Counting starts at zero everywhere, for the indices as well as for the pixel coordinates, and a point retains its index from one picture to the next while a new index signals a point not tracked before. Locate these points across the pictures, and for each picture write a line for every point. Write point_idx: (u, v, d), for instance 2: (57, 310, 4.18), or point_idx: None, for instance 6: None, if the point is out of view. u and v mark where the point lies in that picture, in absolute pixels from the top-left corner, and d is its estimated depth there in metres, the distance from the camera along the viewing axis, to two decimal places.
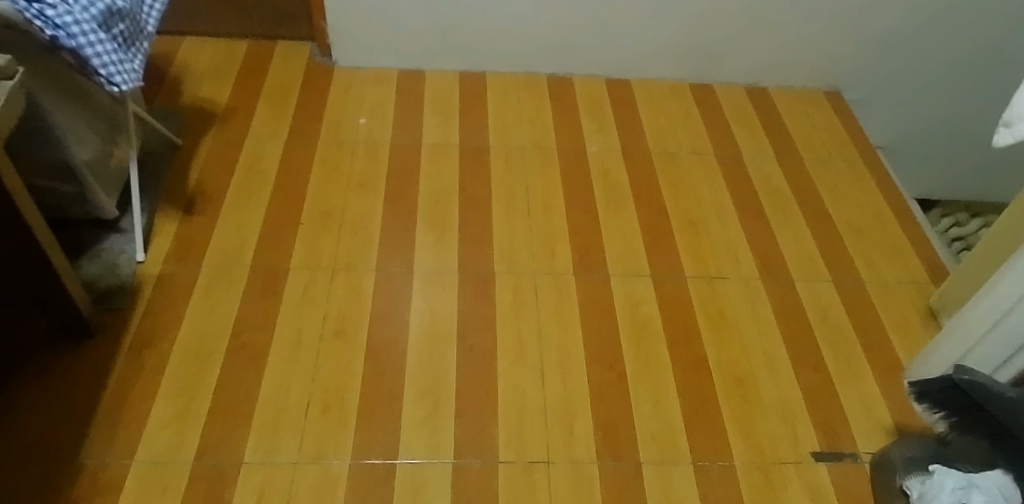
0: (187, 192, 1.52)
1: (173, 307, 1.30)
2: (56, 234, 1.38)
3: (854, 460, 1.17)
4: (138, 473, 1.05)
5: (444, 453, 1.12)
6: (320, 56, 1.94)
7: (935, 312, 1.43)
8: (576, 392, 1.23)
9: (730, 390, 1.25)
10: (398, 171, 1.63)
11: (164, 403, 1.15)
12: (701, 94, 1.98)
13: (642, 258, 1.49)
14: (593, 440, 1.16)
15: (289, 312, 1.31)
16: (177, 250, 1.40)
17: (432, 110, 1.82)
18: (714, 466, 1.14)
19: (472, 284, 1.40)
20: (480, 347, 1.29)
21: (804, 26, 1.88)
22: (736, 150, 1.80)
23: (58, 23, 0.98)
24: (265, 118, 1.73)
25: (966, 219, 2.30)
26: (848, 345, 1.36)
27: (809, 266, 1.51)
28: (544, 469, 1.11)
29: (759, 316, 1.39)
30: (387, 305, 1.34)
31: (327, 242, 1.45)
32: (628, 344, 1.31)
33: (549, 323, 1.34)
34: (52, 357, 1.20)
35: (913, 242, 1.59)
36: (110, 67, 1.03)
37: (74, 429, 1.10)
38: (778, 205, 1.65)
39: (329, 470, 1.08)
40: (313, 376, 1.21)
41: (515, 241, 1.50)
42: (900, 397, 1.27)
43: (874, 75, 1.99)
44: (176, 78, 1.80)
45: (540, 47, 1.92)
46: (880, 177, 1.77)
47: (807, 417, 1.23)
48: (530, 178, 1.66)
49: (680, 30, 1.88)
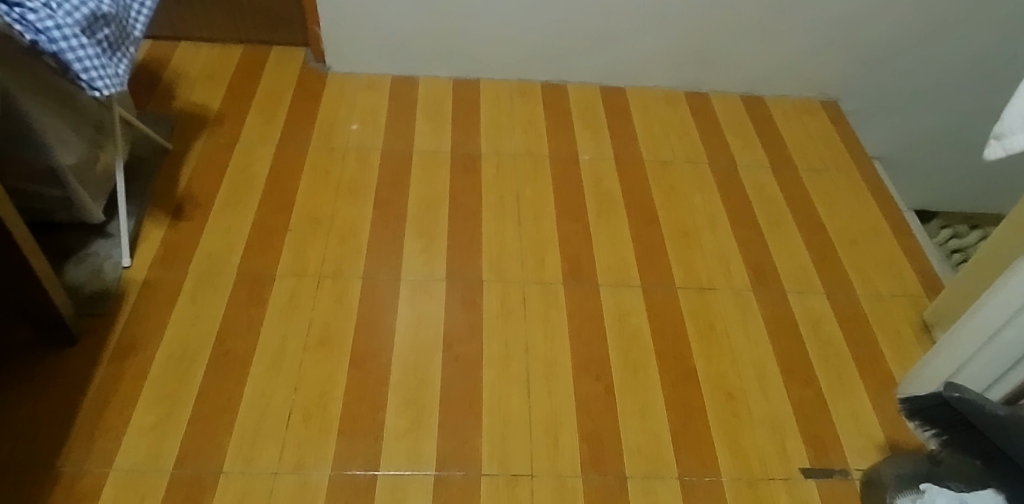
0: (176, 196, 1.52)
1: (157, 312, 1.29)
2: (42, 239, 1.37)
3: (843, 477, 1.15)
4: (115, 482, 1.04)
5: (426, 465, 1.10)
6: (315, 61, 1.94)
7: (929, 326, 1.41)
8: (562, 403, 1.21)
9: (719, 404, 1.23)
10: (389, 178, 1.63)
11: (144, 410, 1.14)
12: (697, 102, 1.96)
13: (633, 267, 1.47)
14: (578, 452, 1.14)
15: (273, 319, 1.30)
16: (163, 255, 1.39)
17: (425, 117, 1.81)
18: (701, 481, 1.12)
19: (459, 293, 1.38)
20: (465, 356, 1.27)
21: (801, 35, 1.86)
22: (731, 159, 1.79)
23: (38, 27, 0.97)
24: (256, 123, 1.73)
25: (965, 231, 2.27)
26: (840, 358, 1.34)
27: (801, 277, 1.49)
28: (528, 482, 1.09)
29: (749, 328, 1.37)
30: (373, 313, 1.33)
31: (315, 248, 1.44)
32: (616, 355, 1.30)
33: (537, 333, 1.32)
34: (33, 362, 1.19)
35: (908, 254, 1.57)
36: (92, 72, 1.01)
37: (53, 437, 1.09)
38: (772, 216, 1.64)
39: (309, 481, 1.07)
40: (296, 384, 1.20)
41: (505, 249, 1.49)
42: (892, 412, 1.25)
43: (873, 83, 1.97)
44: (169, 83, 1.80)
45: (535, 54, 1.91)
46: (875, 187, 1.75)
47: (797, 432, 1.20)
48: (521, 185, 1.65)
49: (675, 38, 1.87)
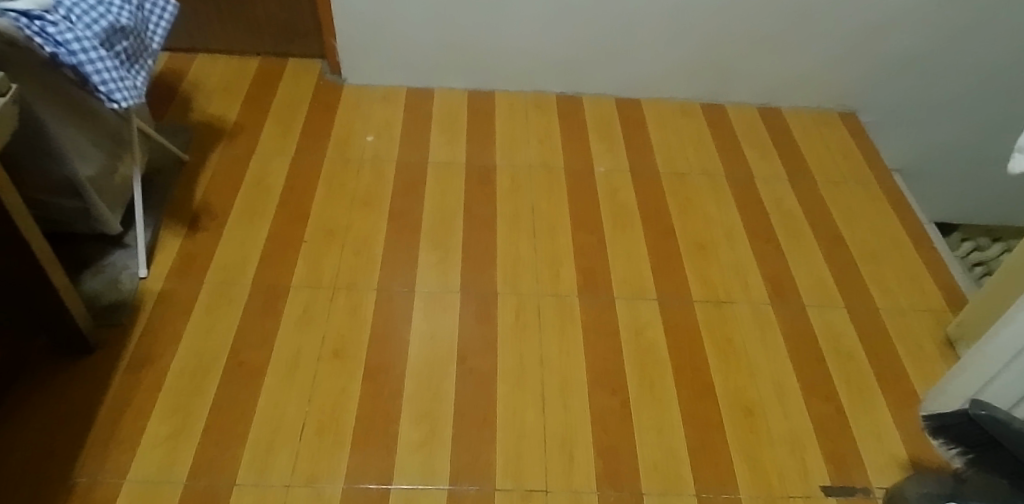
0: (193, 208, 1.53)
1: (173, 324, 1.29)
2: (60, 249, 1.39)
3: (866, 495, 1.12)
4: (128, 493, 1.04)
5: (440, 479, 1.09)
6: (330, 74, 1.95)
7: (953, 342, 1.38)
8: (577, 417, 1.19)
9: (737, 419, 1.21)
10: (404, 188, 1.63)
11: (159, 421, 1.14)
12: (712, 114, 1.95)
13: (648, 281, 1.46)
14: (594, 467, 1.12)
15: (289, 331, 1.30)
16: (179, 266, 1.40)
17: (440, 129, 1.82)
18: (718, 498, 1.10)
19: (474, 305, 1.38)
20: (479, 370, 1.26)
21: (819, 46, 1.84)
22: (747, 171, 1.77)
23: (58, 40, 0.97)
24: (272, 135, 1.75)
25: (988, 243, 2.25)
26: (861, 373, 1.31)
27: (821, 291, 1.47)
28: (542, 498, 1.08)
29: (768, 342, 1.35)
30: (387, 324, 1.33)
31: (330, 259, 1.44)
32: (632, 370, 1.28)
33: (552, 347, 1.31)
34: (49, 373, 1.19)
35: (930, 267, 1.55)
36: (110, 84, 1.01)
37: (68, 449, 1.09)
38: (790, 229, 1.62)
39: (322, 494, 1.06)
40: (310, 397, 1.19)
41: (520, 262, 1.48)
42: (914, 428, 1.23)
43: (893, 93, 1.94)
44: (186, 95, 1.82)
45: (550, 67, 1.91)
46: (895, 199, 1.73)
47: (817, 448, 1.18)
48: (537, 197, 1.64)
49: (692, 49, 1.86)
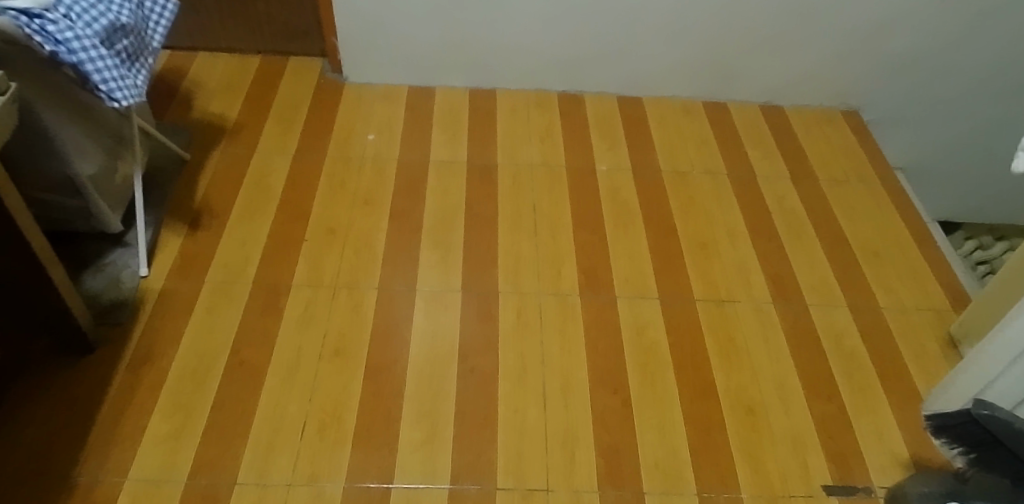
0: (194, 206, 1.53)
1: (174, 323, 1.29)
2: (61, 248, 1.39)
3: (868, 495, 1.12)
4: (129, 492, 1.04)
5: (441, 478, 1.09)
6: (331, 72, 1.95)
7: (956, 341, 1.37)
8: (578, 416, 1.19)
9: (739, 418, 1.21)
10: (406, 187, 1.63)
11: (160, 420, 1.14)
12: (714, 112, 1.95)
13: (650, 280, 1.45)
14: (595, 466, 1.12)
15: (290, 330, 1.30)
16: (180, 265, 1.40)
17: (442, 127, 1.82)
18: (720, 497, 1.10)
19: (476, 304, 1.38)
20: (480, 369, 1.26)
21: (821, 44, 1.84)
22: (749, 170, 1.77)
23: (58, 38, 0.97)
24: (273, 133, 1.74)
25: (991, 242, 2.25)
26: (863, 373, 1.31)
27: (823, 290, 1.47)
28: (543, 497, 1.08)
29: (769, 342, 1.35)
30: (388, 323, 1.33)
31: (331, 258, 1.44)
32: (634, 369, 1.28)
33: (554, 346, 1.31)
34: (50, 372, 1.19)
35: (932, 266, 1.54)
36: (110, 82, 1.01)
37: (69, 448, 1.09)
38: (792, 228, 1.61)
39: (323, 493, 1.06)
40: (311, 395, 1.19)
41: (521, 261, 1.47)
42: (917, 428, 1.22)
43: (896, 92, 1.93)
44: (187, 94, 1.82)
45: (551, 65, 1.91)
46: (898, 197, 1.73)
47: (819, 448, 1.18)
48: (538, 196, 1.64)
49: (693, 48, 1.86)
